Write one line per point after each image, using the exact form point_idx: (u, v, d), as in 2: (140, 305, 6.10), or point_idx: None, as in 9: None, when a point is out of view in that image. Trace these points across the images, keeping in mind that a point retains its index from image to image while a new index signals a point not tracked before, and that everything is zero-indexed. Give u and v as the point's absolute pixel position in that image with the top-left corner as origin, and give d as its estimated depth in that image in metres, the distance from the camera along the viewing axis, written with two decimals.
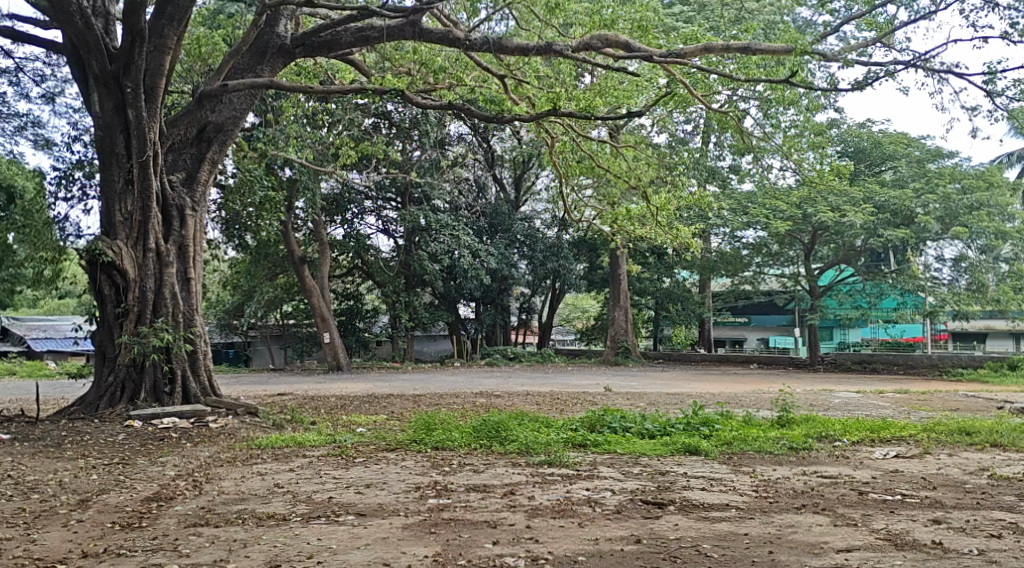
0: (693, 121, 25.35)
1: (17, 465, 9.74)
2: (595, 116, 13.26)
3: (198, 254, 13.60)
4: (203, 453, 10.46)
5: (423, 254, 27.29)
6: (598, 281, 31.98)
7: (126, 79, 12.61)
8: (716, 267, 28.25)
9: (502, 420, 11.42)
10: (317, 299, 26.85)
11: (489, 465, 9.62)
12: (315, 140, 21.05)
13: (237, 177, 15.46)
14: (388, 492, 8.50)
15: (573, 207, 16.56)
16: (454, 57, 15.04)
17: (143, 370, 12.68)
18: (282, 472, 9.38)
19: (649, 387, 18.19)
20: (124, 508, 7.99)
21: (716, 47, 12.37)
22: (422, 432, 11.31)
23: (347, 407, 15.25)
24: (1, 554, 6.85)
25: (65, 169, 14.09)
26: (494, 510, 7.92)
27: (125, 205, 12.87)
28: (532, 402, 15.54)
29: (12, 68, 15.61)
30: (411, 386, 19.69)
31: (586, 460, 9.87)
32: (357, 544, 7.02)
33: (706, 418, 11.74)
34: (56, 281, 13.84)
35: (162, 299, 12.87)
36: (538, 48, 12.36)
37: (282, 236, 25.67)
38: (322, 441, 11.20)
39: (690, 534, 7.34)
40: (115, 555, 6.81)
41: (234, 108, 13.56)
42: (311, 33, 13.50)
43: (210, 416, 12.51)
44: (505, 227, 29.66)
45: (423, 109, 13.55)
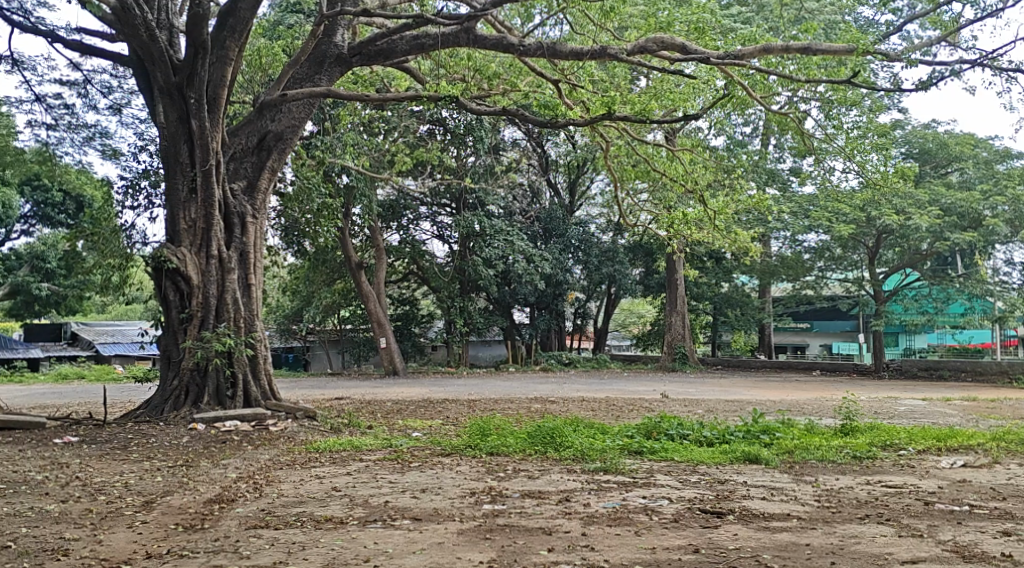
0: (753, 123, 25.13)
1: (84, 466, 9.94)
2: (651, 119, 13.13)
3: (259, 260, 13.76)
4: (263, 456, 10.56)
5: (478, 259, 27.32)
6: (654, 285, 31.71)
7: (190, 90, 12.84)
8: (777, 271, 27.90)
9: (557, 426, 11.31)
10: (374, 304, 27.06)
11: (545, 470, 9.59)
12: (372, 148, 21.26)
13: (295, 186, 15.69)
14: (443, 497, 8.50)
15: (629, 212, 16.40)
16: (509, 63, 15.01)
17: (206, 374, 12.84)
18: (339, 476, 9.44)
19: (706, 393, 18.03)
20: (187, 510, 8.10)
21: (776, 48, 12.16)
22: (477, 437, 11.31)
23: (404, 411, 15.30)
24: (69, 554, 6.96)
25: (131, 178, 14.36)
26: (549, 517, 7.86)
27: (188, 213, 13.12)
28: (588, 407, 15.48)
29: (81, 81, 16.00)
30: (468, 391, 19.67)
31: (642, 466, 9.76)
32: (413, 549, 7.02)
33: (767, 425, 11.51)
34: (123, 287, 14.14)
35: (224, 305, 13.04)
36: (593, 51, 12.24)
37: (339, 242, 25.89)
38: (378, 446, 11.27)
39: (750, 544, 7.21)
40: (178, 556, 6.89)
41: (294, 116, 13.74)
42: (367, 43, 13.61)
43: (271, 419, 12.66)
44: (560, 232, 29.59)
45: (478, 114, 13.53)
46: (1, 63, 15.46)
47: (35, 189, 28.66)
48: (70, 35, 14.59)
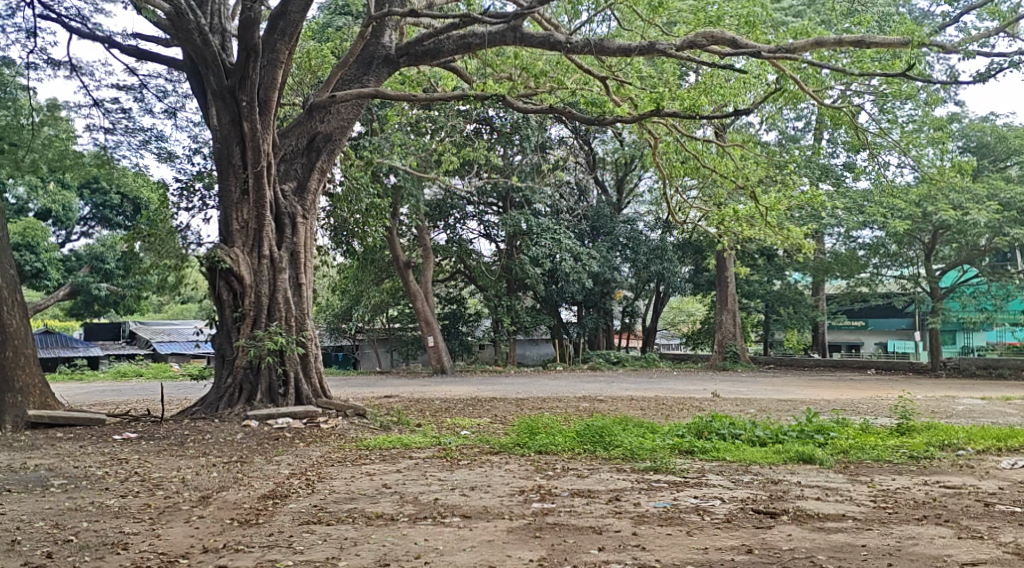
0: (805, 117, 24.83)
1: (142, 462, 10.10)
2: (701, 115, 12.95)
3: (309, 260, 13.88)
4: (314, 453, 10.65)
5: (525, 258, 27.30)
6: (704, 283, 31.43)
7: (242, 93, 12.98)
8: (831, 268, 27.35)
9: (606, 424, 11.23)
10: (422, 303, 27.17)
11: (594, 469, 9.52)
12: (419, 147, 21.31)
13: (344, 186, 15.83)
14: (492, 495, 8.49)
15: (678, 209, 16.21)
16: (555, 61, 14.81)
17: (259, 372, 12.98)
18: (389, 473, 9.48)
19: (758, 392, 17.83)
20: (242, 505, 8.19)
21: (829, 41, 11.95)
22: (525, 435, 11.27)
23: (452, 410, 15.35)
24: (128, 547, 7.06)
25: (186, 180, 14.58)
26: (599, 516, 7.81)
27: (241, 213, 13.28)
28: (638, 406, 15.34)
29: (137, 85, 16.28)
30: (516, 390, 19.63)
31: (693, 466, 9.65)
32: (463, 546, 7.01)
33: (821, 424, 11.32)
34: (178, 287, 14.37)
35: (276, 303, 13.18)
36: (642, 47, 12.12)
37: (387, 242, 26.03)
38: (427, 443, 11.29)
39: (805, 545, 7.09)
40: (234, 551, 6.96)
41: (342, 117, 13.88)
42: (414, 43, 13.66)
43: (322, 417, 12.77)
44: (607, 230, 29.46)
45: (525, 112, 13.49)
46: (60, 69, 15.80)
47: (93, 192, 29.35)
48: (125, 40, 14.85)
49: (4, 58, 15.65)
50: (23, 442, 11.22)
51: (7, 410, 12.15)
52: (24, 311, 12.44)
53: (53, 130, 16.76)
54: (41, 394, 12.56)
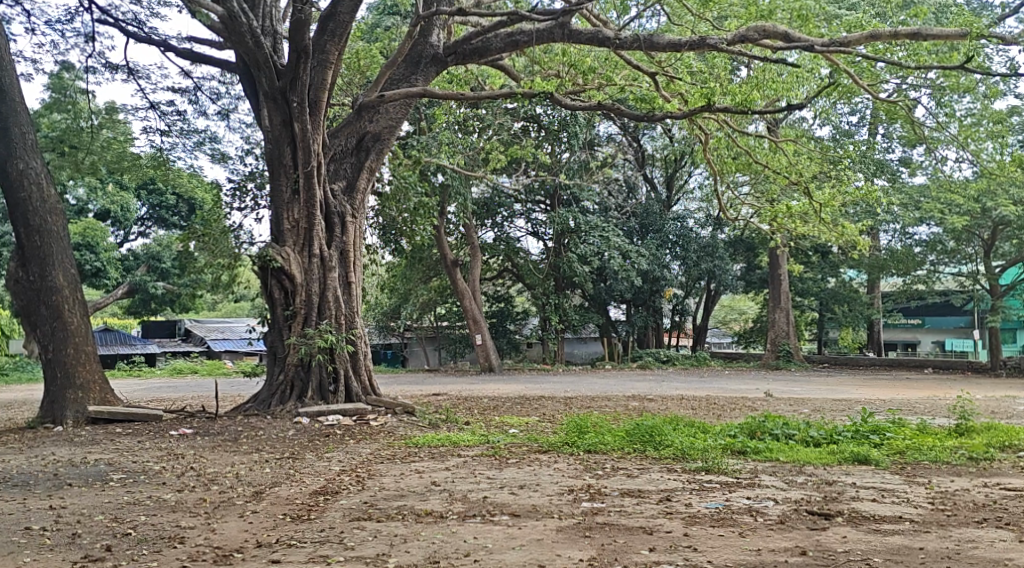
0: (859, 111, 24.45)
1: (198, 457, 10.24)
2: (752, 110, 12.76)
3: (358, 259, 13.96)
4: (364, 450, 10.71)
5: (572, 256, 27.27)
6: (756, 281, 31.01)
7: (293, 94, 13.11)
8: (886, 265, 26.86)
9: (657, 424, 11.11)
10: (470, 302, 27.23)
11: (644, 469, 9.43)
12: (467, 146, 21.35)
13: (393, 185, 15.90)
14: (541, 494, 8.45)
15: (730, 206, 16.01)
16: (604, 57, 14.73)
17: (310, 370, 13.08)
18: (438, 471, 9.49)
19: (812, 392, 17.55)
20: (294, 501, 8.25)
21: (884, 34, 11.65)
22: (574, 434, 11.22)
23: (500, 408, 15.32)
24: (185, 541, 7.14)
25: (239, 181, 14.75)
26: (649, 516, 7.73)
27: (292, 213, 13.41)
28: (690, 406, 15.20)
29: (191, 88, 16.52)
30: (565, 388, 19.58)
31: (746, 467, 9.52)
32: (513, 544, 6.99)
33: (877, 425, 11.11)
34: (231, 285, 14.56)
35: (326, 301, 13.27)
36: (692, 42, 11.97)
37: (435, 240, 26.11)
38: (476, 442, 11.29)
39: (860, 547, 6.96)
40: (287, 546, 7.01)
41: (391, 117, 13.96)
42: (462, 41, 13.67)
43: (371, 414, 12.84)
44: (657, 227, 29.20)
45: (572, 110, 13.43)
46: (118, 73, 16.10)
47: (150, 193, 29.93)
48: (180, 43, 15.05)
49: (65, 62, 15.99)
50: (83, 437, 11.44)
51: (68, 406, 12.40)
52: (85, 309, 12.68)
53: (111, 133, 17.10)
54: (101, 390, 12.78)
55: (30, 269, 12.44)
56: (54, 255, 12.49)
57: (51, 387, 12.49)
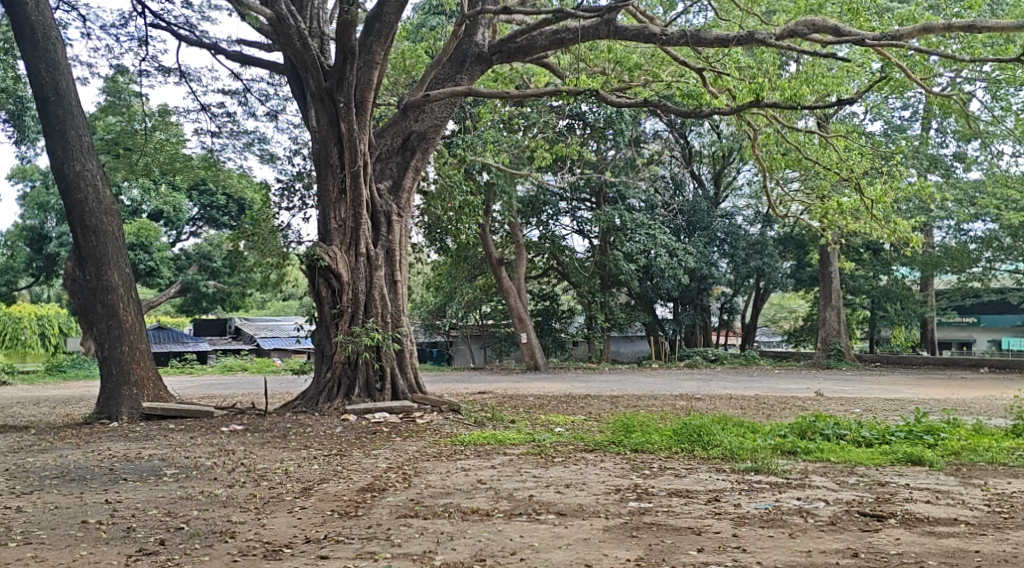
0: (912, 106, 24.03)
1: (248, 453, 10.36)
2: (802, 105, 12.57)
3: (404, 257, 14.02)
4: (410, 448, 10.75)
5: (619, 254, 27.16)
6: (806, 279, 30.51)
7: (339, 94, 13.22)
8: (940, 262, 26.35)
9: (705, 424, 11.00)
10: (515, 300, 27.21)
11: (691, 469, 9.34)
12: (512, 144, 21.34)
13: (438, 184, 15.93)
14: (588, 493, 8.41)
15: (779, 202, 15.81)
16: (650, 53, 14.62)
17: (357, 368, 13.16)
18: (484, 469, 9.50)
19: (864, 391, 17.25)
20: (341, 497, 8.31)
21: (937, 27, 11.29)
22: (621, 433, 11.15)
23: (546, 407, 15.29)
24: (235, 536, 7.21)
25: (287, 181, 14.89)
26: (697, 516, 7.65)
27: (338, 213, 13.50)
28: (738, 405, 15.03)
29: (241, 89, 16.73)
30: (611, 387, 19.47)
31: (796, 467, 9.39)
32: (559, 544, 6.95)
33: (931, 425, 10.88)
34: (279, 284, 14.70)
35: (373, 300, 13.35)
36: (740, 37, 11.80)
37: (480, 239, 26.15)
38: (521, 440, 11.28)
39: (914, 549, 6.81)
40: (335, 542, 7.05)
41: (436, 116, 14.03)
42: (507, 40, 13.66)
43: (417, 412, 12.87)
44: (705, 225, 28.94)
45: (618, 107, 13.34)
46: (170, 76, 16.34)
47: (202, 193, 30.37)
48: (230, 45, 15.23)
49: (119, 66, 16.27)
50: (137, 433, 11.63)
51: (123, 402, 12.61)
52: (139, 307, 12.89)
53: (164, 135, 17.37)
54: (155, 386, 12.97)
55: (86, 269, 12.69)
56: (109, 254, 12.73)
57: (107, 384, 12.72)
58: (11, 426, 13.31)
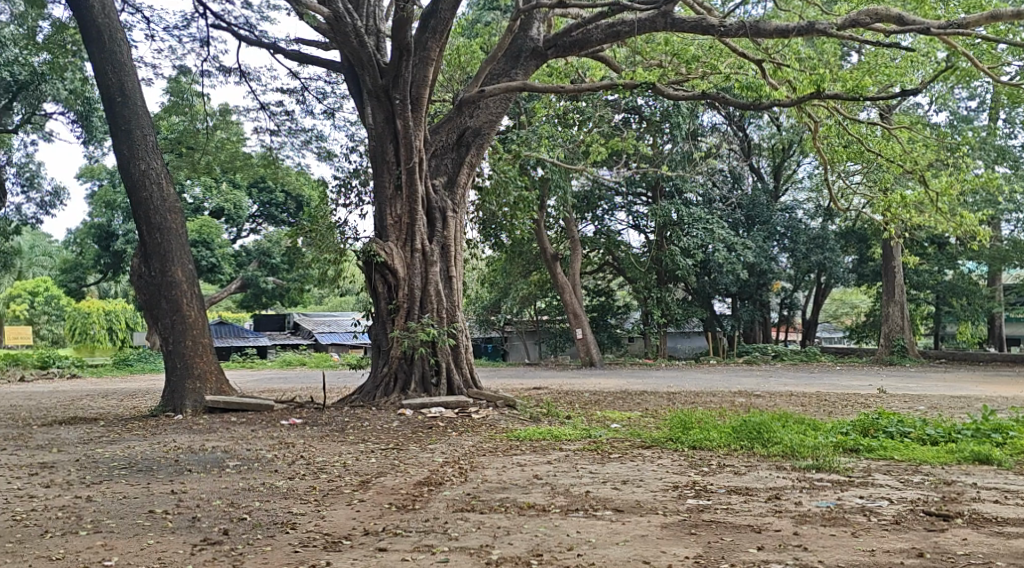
0: (979, 95, 23.40)
1: (308, 447, 10.47)
2: (865, 97, 12.31)
3: (459, 253, 14.06)
4: (466, 442, 10.78)
5: (675, 249, 26.98)
6: (869, 274, 29.92)
7: (395, 91, 13.31)
8: (1008, 257, 25.66)
9: (765, 420, 10.84)
10: (570, 296, 27.12)
11: (751, 467, 9.22)
12: (568, 139, 21.28)
13: (493, 179, 15.91)
14: (645, 490, 8.34)
15: (840, 196, 15.52)
16: (708, 45, 14.43)
17: (413, 362, 13.23)
18: (540, 464, 9.48)
19: (929, 388, 16.88)
20: (399, 491, 8.37)
21: (1006, 14, 10.94)
22: (679, 430, 11.05)
23: (602, 403, 15.23)
24: (296, 527, 7.29)
25: (344, 177, 15.02)
26: (758, 514, 7.55)
27: (394, 209, 13.58)
28: (798, 403, 14.78)
29: (299, 88, 16.94)
30: (669, 384, 19.33)
31: (859, 465, 9.23)
32: (616, 540, 6.90)
33: (999, 423, 10.56)
34: (336, 280, 14.84)
35: (428, 295, 13.40)
36: (800, 28, 11.59)
37: (535, 235, 26.16)
38: (577, 436, 11.24)
39: (982, 550, 6.64)
40: (393, 535, 7.09)
41: (491, 112, 14.03)
42: (562, 34, 13.61)
43: (473, 407, 12.88)
44: (764, 219, 28.58)
45: (675, 100, 13.20)
46: (230, 75, 16.61)
47: (261, 191, 30.84)
48: (289, 44, 15.41)
49: (181, 67, 16.57)
50: (201, 426, 11.85)
51: (187, 395, 12.86)
52: (202, 303, 13.12)
53: (225, 134, 17.66)
54: (217, 380, 13.18)
55: (151, 265, 12.96)
56: (173, 251, 12.96)
57: (172, 377, 12.98)
58: (81, 418, 13.67)
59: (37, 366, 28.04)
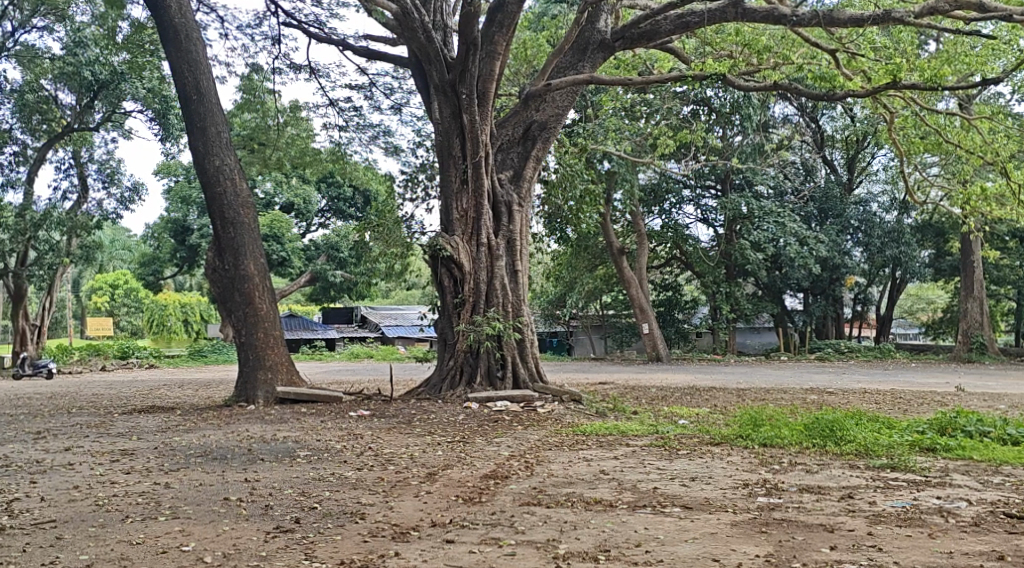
0: None
1: (376, 438, 10.58)
2: (944, 86, 11.96)
3: (524, 247, 14.03)
4: (532, 436, 10.79)
5: (745, 243, 26.66)
6: (946, 269, 29.11)
7: (462, 86, 13.36)
8: None
9: (838, 418, 10.61)
10: (637, 290, 26.93)
11: (824, 465, 9.04)
12: (634, 131, 21.14)
13: (559, 172, 15.85)
14: (714, 487, 8.23)
15: (918, 188, 15.10)
16: (780, 36, 14.16)
17: (479, 356, 13.26)
18: (607, 460, 9.43)
19: (1012, 387, 16.36)
20: (466, 484, 8.39)
21: None
22: (748, 427, 10.88)
23: (670, 399, 15.10)
24: (365, 517, 7.37)
25: (411, 172, 15.13)
26: (830, 513, 7.39)
27: (461, 203, 13.63)
28: (872, 400, 14.47)
29: (366, 84, 17.13)
30: (737, 380, 19.10)
31: (936, 465, 8.98)
32: (685, 537, 6.83)
33: None
34: (403, 274, 14.94)
35: (494, 289, 13.42)
36: (876, 16, 11.29)
37: (601, 229, 26.07)
38: (644, 432, 11.14)
39: None
40: (460, 527, 7.12)
41: (557, 105, 14.02)
42: (631, 26, 13.44)
43: (538, 401, 12.83)
44: (837, 212, 27.98)
45: (745, 91, 12.99)
46: (301, 73, 16.85)
47: (330, 186, 31.29)
48: (357, 40, 15.58)
49: (253, 65, 16.90)
50: (273, 416, 12.05)
51: (259, 386, 13.09)
52: (273, 296, 13.35)
53: (295, 130, 17.93)
54: (288, 371, 13.40)
55: (225, 259, 13.20)
56: (245, 245, 13.19)
57: (244, 368, 13.22)
58: (158, 407, 14.04)
59: (117, 357, 28.92)
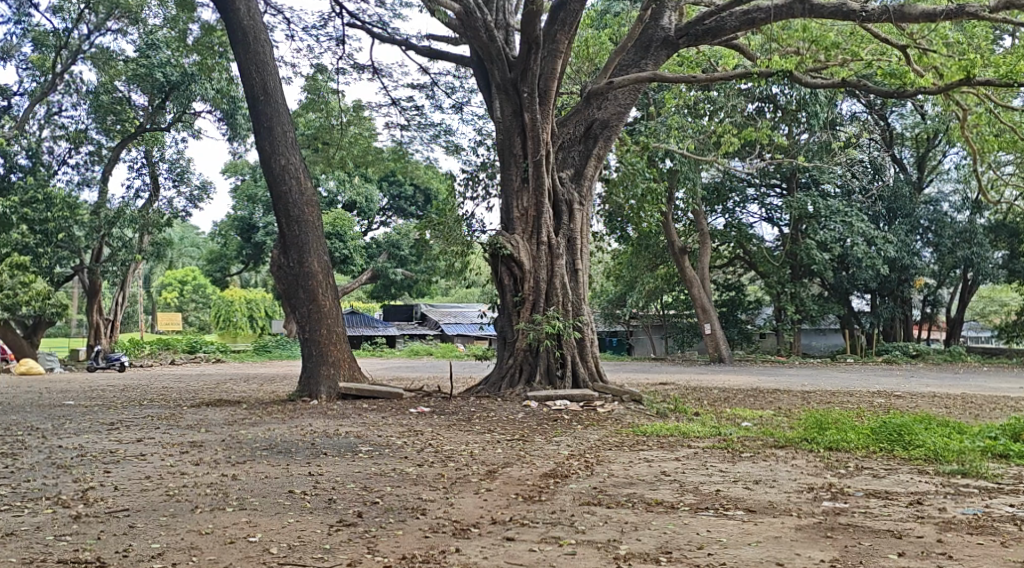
0: None
1: (437, 434, 10.64)
2: (1020, 82, 11.62)
3: (585, 246, 13.97)
4: (593, 436, 10.75)
5: (810, 242, 26.26)
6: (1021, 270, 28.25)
7: (524, 85, 13.38)
8: None
9: (907, 423, 10.38)
10: (699, 290, 26.66)
11: (891, 470, 8.84)
12: (697, 130, 20.93)
13: (620, 171, 15.75)
14: (778, 490, 8.10)
15: (992, 186, 14.65)
16: (849, 32, 13.87)
17: (538, 355, 13.26)
18: (668, 460, 9.35)
19: None
20: (525, 482, 8.38)
21: None
22: (813, 430, 10.69)
23: (732, 400, 14.92)
24: (426, 513, 7.42)
25: (472, 171, 15.18)
26: (898, 519, 7.23)
27: (521, 202, 13.65)
28: (941, 405, 14.11)
29: (428, 83, 17.23)
30: (802, 382, 18.75)
31: (1010, 472, 8.72)
32: (748, 540, 6.74)
33: None
34: (463, 272, 14.98)
35: (554, 288, 13.39)
36: (950, 11, 11.01)
37: (662, 228, 25.90)
38: (707, 433, 11.03)
39: None
40: (521, 525, 7.12)
41: (619, 104, 13.95)
42: (695, 22, 13.30)
43: (598, 401, 12.77)
44: (906, 212, 27.42)
45: (812, 88, 12.75)
46: (364, 73, 17.02)
47: (392, 184, 31.63)
48: (420, 39, 15.69)
49: (319, 65, 17.14)
50: (335, 411, 12.19)
51: (322, 381, 13.26)
52: (336, 293, 13.52)
53: (359, 129, 18.11)
54: (350, 366, 13.55)
55: (289, 256, 13.40)
56: (309, 243, 13.37)
57: (308, 363, 13.41)
58: (225, 401, 14.31)
59: (185, 351, 29.56)
